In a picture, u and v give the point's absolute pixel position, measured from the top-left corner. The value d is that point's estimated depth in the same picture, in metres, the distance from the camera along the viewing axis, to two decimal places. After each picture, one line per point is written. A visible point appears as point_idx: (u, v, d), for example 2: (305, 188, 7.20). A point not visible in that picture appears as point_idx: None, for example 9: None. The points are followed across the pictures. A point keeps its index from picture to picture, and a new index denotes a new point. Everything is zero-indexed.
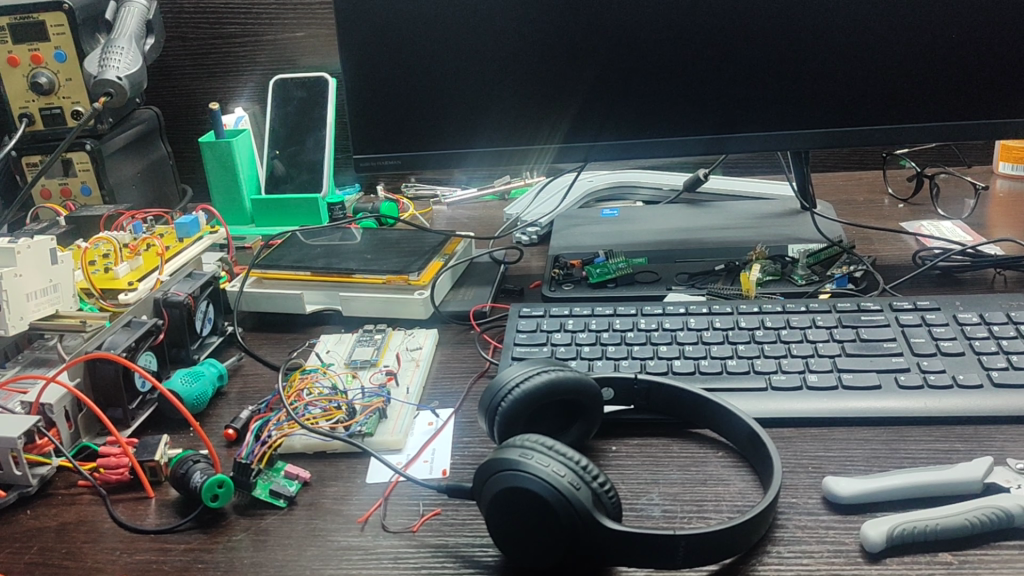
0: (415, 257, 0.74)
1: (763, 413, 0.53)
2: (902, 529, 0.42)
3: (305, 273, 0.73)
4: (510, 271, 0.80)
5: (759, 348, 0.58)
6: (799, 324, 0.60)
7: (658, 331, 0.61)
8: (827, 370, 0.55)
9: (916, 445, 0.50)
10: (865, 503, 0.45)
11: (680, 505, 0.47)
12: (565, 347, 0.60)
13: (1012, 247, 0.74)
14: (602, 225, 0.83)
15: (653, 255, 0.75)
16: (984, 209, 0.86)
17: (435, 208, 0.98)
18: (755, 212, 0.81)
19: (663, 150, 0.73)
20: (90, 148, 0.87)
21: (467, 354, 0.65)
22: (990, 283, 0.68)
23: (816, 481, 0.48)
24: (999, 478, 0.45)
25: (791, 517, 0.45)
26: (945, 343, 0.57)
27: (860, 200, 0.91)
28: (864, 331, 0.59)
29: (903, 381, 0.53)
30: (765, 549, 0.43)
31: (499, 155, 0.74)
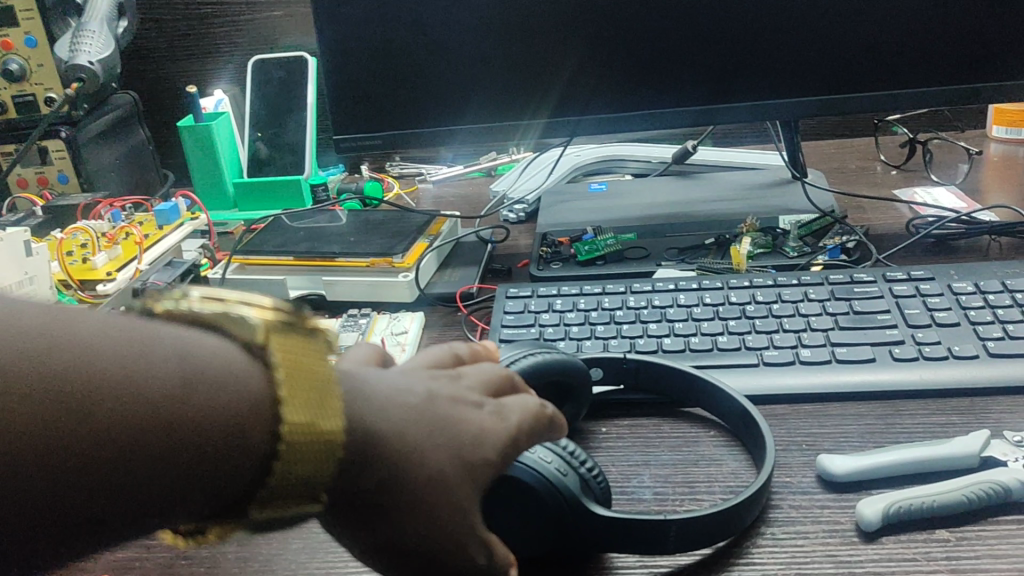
0: (399, 238, 0.72)
1: (755, 390, 0.52)
2: (898, 507, 0.41)
3: (288, 258, 0.71)
4: (497, 249, 0.78)
5: (750, 324, 0.57)
6: (791, 298, 0.59)
7: (647, 309, 0.60)
8: (820, 344, 0.54)
9: (911, 418, 0.49)
10: (860, 481, 0.44)
11: (673, 487, 0.46)
12: (553, 328, 0.59)
13: (1006, 212, 0.73)
14: (591, 199, 0.81)
15: (642, 230, 0.74)
16: (978, 174, 0.84)
17: (420, 187, 0.96)
18: (745, 183, 0.79)
19: (650, 123, 0.71)
20: (66, 135, 0.86)
21: (457, 335, 0.63)
22: (984, 250, 0.67)
23: (810, 459, 0.47)
24: (996, 452, 0.45)
25: (784, 496, 0.45)
26: (940, 313, 0.55)
27: (852, 167, 0.90)
28: (857, 303, 0.57)
29: (898, 353, 0.52)
30: (758, 531, 0.42)
31: (486, 130, 0.72)
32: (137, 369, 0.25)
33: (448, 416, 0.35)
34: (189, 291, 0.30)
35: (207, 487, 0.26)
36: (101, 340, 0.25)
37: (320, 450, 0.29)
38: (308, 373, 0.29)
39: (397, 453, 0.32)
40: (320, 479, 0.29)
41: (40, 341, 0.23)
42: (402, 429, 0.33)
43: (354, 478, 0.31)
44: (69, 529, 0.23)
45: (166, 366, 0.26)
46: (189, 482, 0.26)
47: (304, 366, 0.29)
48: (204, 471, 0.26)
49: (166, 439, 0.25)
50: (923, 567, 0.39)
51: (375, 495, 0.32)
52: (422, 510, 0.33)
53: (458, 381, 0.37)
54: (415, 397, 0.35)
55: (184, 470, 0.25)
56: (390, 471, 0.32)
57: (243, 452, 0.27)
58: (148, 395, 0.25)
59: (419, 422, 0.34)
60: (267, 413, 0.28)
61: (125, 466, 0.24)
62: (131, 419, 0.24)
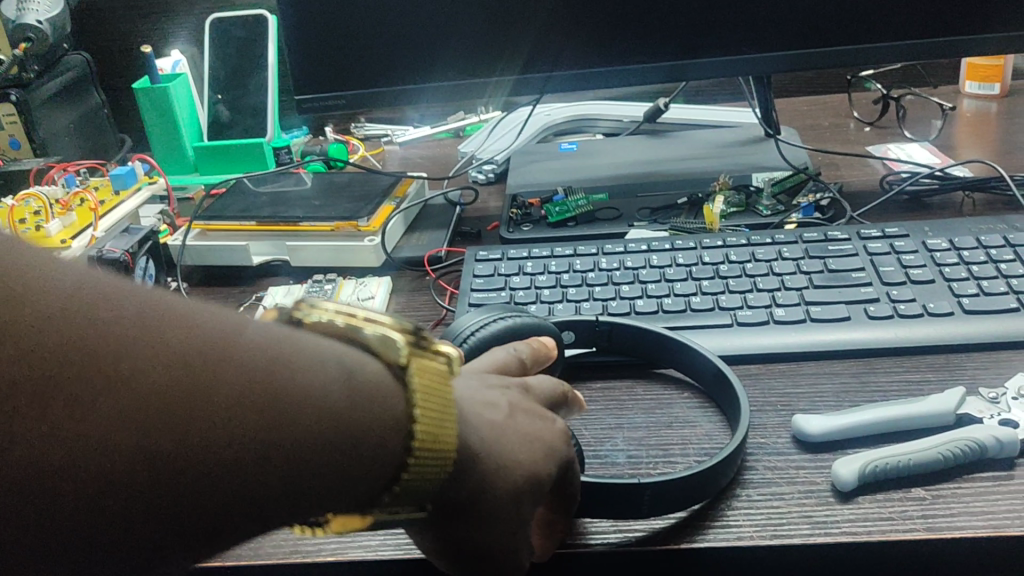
0: (365, 200, 0.70)
1: (729, 350, 0.51)
2: (874, 466, 0.41)
3: (250, 223, 0.69)
4: (466, 211, 0.77)
5: (723, 284, 0.56)
6: (765, 257, 0.58)
7: (619, 270, 0.59)
8: (795, 303, 0.53)
9: (886, 376, 0.48)
10: (836, 441, 0.44)
11: (646, 449, 0.45)
12: (524, 291, 0.58)
13: (980, 168, 0.72)
14: (562, 159, 0.79)
15: (614, 190, 0.72)
16: (951, 130, 0.83)
17: (387, 149, 0.94)
18: (718, 141, 0.78)
19: (621, 80, 0.70)
20: (16, 99, 0.82)
21: (426, 299, 0.62)
22: (958, 206, 0.66)
23: (785, 419, 0.46)
24: (972, 409, 0.44)
25: (760, 457, 0.44)
26: (914, 270, 0.55)
27: (825, 124, 0.89)
28: (831, 261, 0.57)
29: (873, 311, 0.52)
30: (733, 493, 0.42)
31: (453, 89, 0.70)
32: (304, 376, 0.26)
33: (525, 431, 0.37)
34: (327, 305, 0.32)
35: (351, 487, 0.28)
36: (269, 348, 0.26)
37: (436, 464, 0.31)
38: (433, 394, 0.31)
39: (484, 468, 0.34)
40: (432, 488, 0.31)
41: (222, 347, 0.25)
42: (492, 445, 0.35)
43: (453, 486, 0.33)
44: (236, 519, 0.25)
45: (325, 372, 0.27)
46: (342, 479, 0.27)
47: (434, 388, 0.32)
48: (349, 474, 0.28)
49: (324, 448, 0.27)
50: (899, 526, 0.39)
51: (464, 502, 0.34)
52: (494, 518, 0.34)
53: (524, 397, 0.39)
54: (496, 413, 0.36)
55: (333, 473, 0.27)
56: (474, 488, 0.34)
57: (379, 457, 0.29)
58: (312, 400, 0.26)
59: (502, 436, 0.36)
60: (400, 429, 0.29)
61: (288, 467, 0.25)
62: (294, 425, 0.25)
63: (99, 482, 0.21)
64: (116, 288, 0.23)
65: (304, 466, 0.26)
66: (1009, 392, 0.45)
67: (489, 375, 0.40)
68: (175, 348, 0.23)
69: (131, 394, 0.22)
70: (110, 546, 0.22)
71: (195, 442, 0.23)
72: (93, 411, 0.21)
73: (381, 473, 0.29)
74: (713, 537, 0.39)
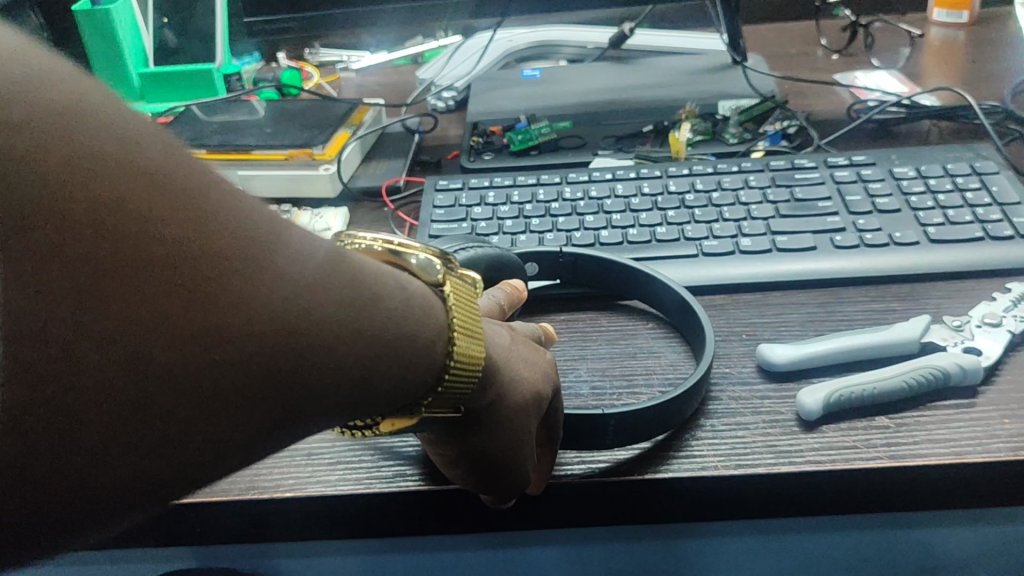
0: (319, 128, 0.68)
1: (693, 281, 0.50)
2: (839, 395, 0.40)
3: (200, 151, 0.66)
4: (426, 140, 0.74)
5: (689, 213, 0.55)
6: (731, 185, 0.57)
7: (584, 199, 0.57)
8: (761, 233, 0.52)
9: (851, 306, 0.48)
10: (800, 370, 0.43)
11: (610, 380, 0.45)
12: (486, 222, 0.56)
13: (946, 96, 0.71)
14: (524, 86, 0.77)
15: (578, 118, 0.70)
16: (919, 58, 0.82)
17: (342, 76, 0.91)
18: (684, 68, 0.76)
19: (584, 4, 0.67)
20: None
21: (385, 230, 0.60)
22: (924, 135, 0.66)
23: (749, 348, 0.46)
24: (936, 337, 0.44)
25: (724, 387, 0.43)
26: (881, 199, 0.54)
27: (792, 51, 0.87)
28: (798, 190, 0.56)
29: (839, 241, 0.51)
30: (697, 423, 0.41)
31: (410, 11, 0.67)
32: (373, 284, 0.25)
33: (525, 353, 0.37)
34: (367, 235, 0.30)
35: (385, 400, 0.26)
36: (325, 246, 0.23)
37: (473, 375, 0.31)
38: (467, 308, 0.31)
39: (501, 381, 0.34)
40: (462, 395, 0.31)
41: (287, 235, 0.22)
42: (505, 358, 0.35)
43: (482, 391, 0.33)
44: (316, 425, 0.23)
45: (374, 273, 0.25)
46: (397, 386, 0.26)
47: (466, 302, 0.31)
48: (388, 385, 0.25)
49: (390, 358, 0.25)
50: (863, 454, 0.38)
51: (487, 407, 0.34)
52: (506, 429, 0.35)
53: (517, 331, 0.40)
54: (501, 337, 0.37)
55: (378, 385, 0.25)
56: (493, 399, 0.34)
57: (419, 369, 0.27)
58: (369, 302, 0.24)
59: (508, 353, 0.36)
60: (446, 336, 0.28)
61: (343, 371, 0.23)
62: (356, 329, 0.23)
63: (223, 389, 0.19)
64: (189, 152, 0.20)
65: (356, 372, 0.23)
66: (973, 321, 0.45)
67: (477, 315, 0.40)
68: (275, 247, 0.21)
69: (218, 273, 0.19)
70: (206, 456, 0.19)
71: (299, 351, 0.21)
72: (185, 289, 0.18)
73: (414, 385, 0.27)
74: (677, 468, 0.39)
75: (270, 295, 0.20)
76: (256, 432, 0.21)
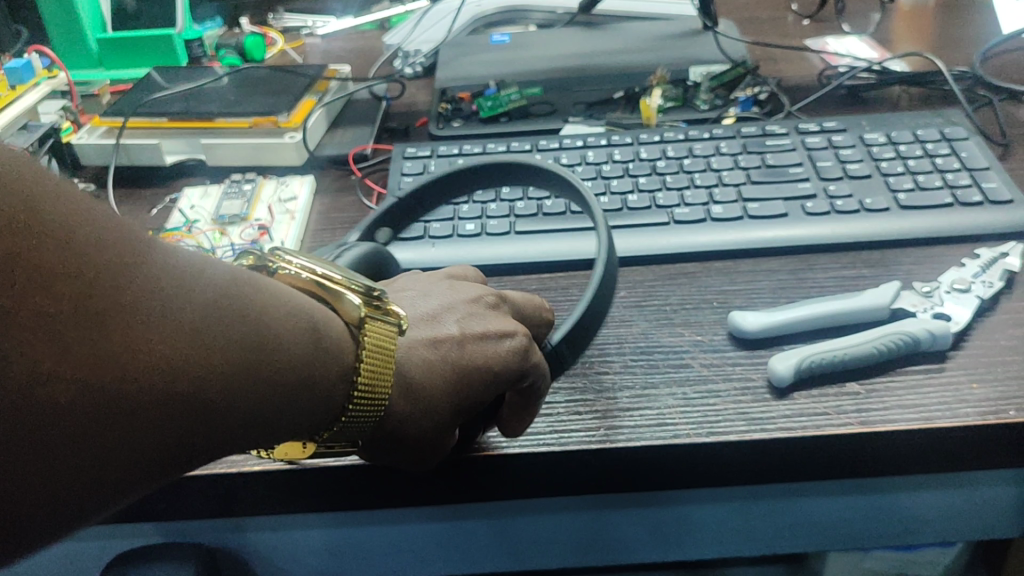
0: (283, 95, 0.66)
1: (666, 249, 0.50)
2: (810, 362, 0.40)
3: (161, 119, 0.65)
4: (393, 107, 0.73)
5: (660, 180, 0.54)
6: (703, 152, 0.57)
7: (555, 168, 0.57)
8: (732, 200, 0.52)
9: (823, 273, 0.48)
10: (772, 336, 0.43)
11: (582, 349, 0.44)
12: (455, 191, 0.55)
13: (916, 61, 0.71)
14: (493, 51, 0.76)
15: (548, 84, 0.69)
16: (889, 24, 0.82)
17: (307, 41, 0.89)
18: (654, 32, 0.75)
19: None
20: None
21: (352, 200, 0.59)
22: (894, 101, 0.65)
23: (722, 316, 0.46)
24: (906, 303, 0.44)
25: (695, 354, 0.43)
26: (852, 165, 0.54)
27: (763, 16, 0.87)
28: (770, 156, 0.55)
29: (810, 208, 0.51)
30: (669, 391, 0.41)
31: None
32: (282, 325, 0.27)
33: (476, 358, 0.35)
34: (297, 261, 0.32)
35: (277, 433, 0.27)
36: (218, 288, 0.25)
37: (374, 413, 0.31)
38: (384, 358, 0.31)
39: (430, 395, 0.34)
40: (365, 430, 0.31)
41: (171, 281, 0.23)
42: (435, 396, 0.34)
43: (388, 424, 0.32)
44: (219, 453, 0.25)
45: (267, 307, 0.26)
46: (307, 416, 0.28)
47: (385, 342, 0.31)
48: (282, 416, 0.27)
49: (298, 391, 0.27)
50: (833, 420, 0.39)
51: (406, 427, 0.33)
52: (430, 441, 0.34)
53: (489, 314, 0.38)
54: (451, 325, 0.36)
55: (273, 414, 0.26)
56: (417, 419, 0.33)
57: (318, 398, 0.28)
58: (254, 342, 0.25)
59: (444, 375, 0.34)
60: (348, 378, 0.29)
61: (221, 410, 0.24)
62: (253, 363, 0.25)
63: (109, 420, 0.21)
64: (99, 210, 0.23)
65: (229, 408, 0.25)
66: (943, 286, 0.45)
67: (451, 293, 0.38)
68: (173, 293, 0.23)
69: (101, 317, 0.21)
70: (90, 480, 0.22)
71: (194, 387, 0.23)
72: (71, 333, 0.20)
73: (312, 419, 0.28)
74: (649, 436, 0.39)
75: (143, 336, 0.22)
76: (128, 460, 0.22)
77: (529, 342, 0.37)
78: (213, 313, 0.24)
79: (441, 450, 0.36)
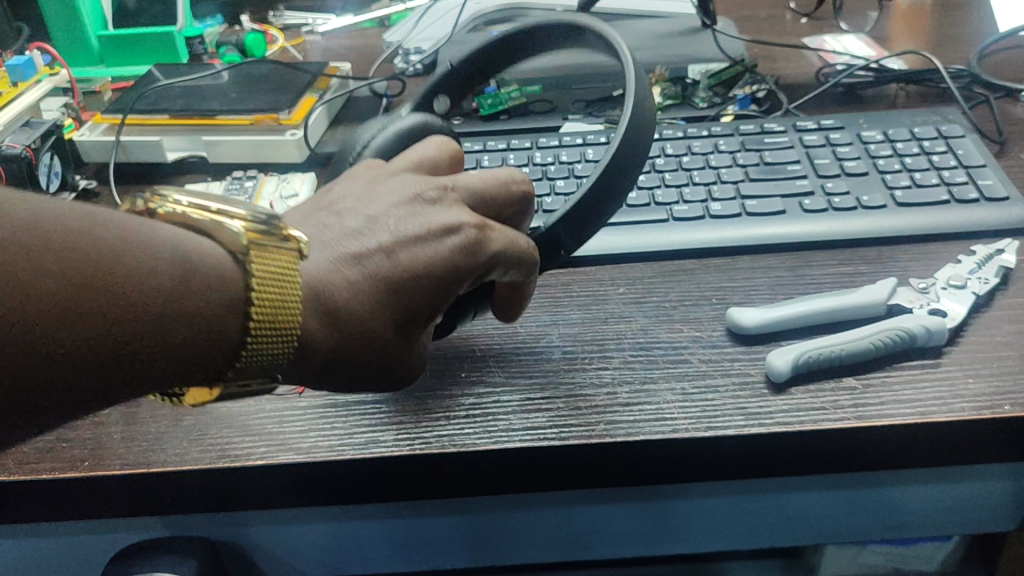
0: (285, 93, 0.67)
1: (666, 246, 0.50)
2: (808, 357, 0.41)
3: (163, 116, 0.65)
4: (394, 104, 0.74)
5: (659, 177, 0.55)
6: (701, 150, 0.57)
7: (555, 165, 0.57)
8: (731, 197, 0.52)
9: (820, 270, 0.48)
10: (770, 331, 0.44)
11: (582, 345, 0.45)
12: None
13: (913, 60, 0.72)
14: None
15: (547, 82, 0.70)
16: (887, 22, 0.82)
17: (307, 38, 0.90)
18: (653, 30, 0.76)
19: None
20: None
21: None
22: (891, 99, 0.66)
23: (720, 312, 0.46)
24: (902, 300, 0.45)
25: (694, 350, 0.44)
26: (849, 162, 0.54)
27: (761, 15, 0.87)
28: (767, 153, 0.56)
29: (808, 205, 0.51)
30: (668, 386, 0.42)
31: None
32: (156, 270, 0.28)
33: (408, 268, 0.36)
34: (180, 199, 0.33)
35: (168, 373, 0.28)
36: (83, 236, 0.26)
37: (283, 337, 0.32)
38: (278, 275, 0.32)
39: (359, 312, 0.34)
40: (284, 356, 0.32)
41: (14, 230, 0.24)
42: (369, 311, 0.35)
43: (313, 347, 0.33)
44: (103, 398, 0.27)
45: (136, 256, 0.27)
46: (196, 355, 0.29)
47: (281, 266, 0.32)
48: (167, 357, 0.28)
49: (178, 334, 0.28)
50: (830, 415, 0.39)
51: (342, 348, 0.34)
52: (378, 353, 0.35)
53: (431, 209, 0.38)
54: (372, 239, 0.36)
55: (155, 355, 0.28)
56: (357, 334, 0.34)
57: (204, 336, 0.29)
58: (109, 287, 0.26)
59: (377, 286, 0.35)
60: (238, 306, 0.30)
61: (76, 363, 0.25)
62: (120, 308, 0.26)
63: None
64: None
65: (99, 354, 0.26)
66: (939, 283, 0.45)
67: (386, 197, 0.38)
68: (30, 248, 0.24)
69: None
70: None
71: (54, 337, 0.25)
72: None
73: (199, 370, 0.30)
74: (648, 430, 0.39)
75: None
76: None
77: (477, 233, 0.38)
78: (73, 263, 0.25)
79: (399, 362, 0.36)
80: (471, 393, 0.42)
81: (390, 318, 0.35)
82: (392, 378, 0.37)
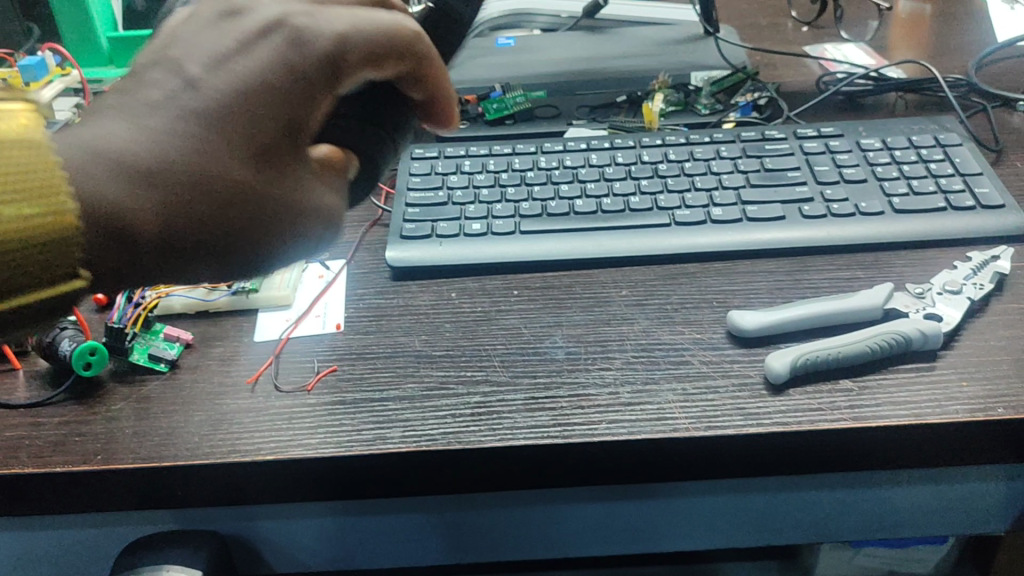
0: None
1: (668, 250, 0.51)
2: (805, 359, 0.42)
3: None
4: None
5: (662, 182, 0.56)
6: (703, 156, 0.58)
7: (559, 169, 0.58)
8: (731, 203, 0.53)
9: (818, 274, 0.49)
10: (769, 334, 0.45)
11: (585, 346, 0.46)
12: (462, 192, 0.57)
13: (912, 69, 0.73)
14: (498, 54, 0.77)
15: (552, 88, 0.71)
16: (887, 31, 0.84)
17: None
18: (656, 37, 0.77)
19: None
20: None
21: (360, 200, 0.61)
22: (890, 107, 0.67)
23: (720, 315, 0.47)
24: (898, 304, 0.46)
25: (695, 352, 0.45)
26: (848, 169, 0.55)
27: (763, 23, 0.88)
28: (768, 160, 0.57)
29: (807, 211, 0.52)
30: (669, 387, 0.43)
31: None
32: None
33: (223, 92, 0.30)
34: None
35: None
36: None
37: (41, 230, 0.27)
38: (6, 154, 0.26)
39: (183, 156, 0.30)
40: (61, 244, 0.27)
41: None
42: (209, 159, 0.30)
43: (124, 215, 0.29)
44: None
45: None
46: None
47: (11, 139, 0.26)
48: None
49: None
50: (827, 416, 0.40)
51: (167, 208, 0.30)
52: (229, 193, 0.31)
53: (244, 19, 0.32)
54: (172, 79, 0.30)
55: None
56: (189, 188, 0.30)
57: None
58: None
59: (205, 127, 0.30)
60: None
61: None
62: None
63: None
64: None
65: None
66: (935, 288, 0.46)
67: (192, 25, 0.32)
68: None
69: None
70: None
71: None
72: None
73: None
74: (650, 430, 0.40)
75: None
76: None
77: (303, 21, 0.32)
78: None
79: (258, 202, 0.32)
80: (476, 391, 0.43)
81: (214, 158, 0.30)
82: (257, 213, 0.32)
